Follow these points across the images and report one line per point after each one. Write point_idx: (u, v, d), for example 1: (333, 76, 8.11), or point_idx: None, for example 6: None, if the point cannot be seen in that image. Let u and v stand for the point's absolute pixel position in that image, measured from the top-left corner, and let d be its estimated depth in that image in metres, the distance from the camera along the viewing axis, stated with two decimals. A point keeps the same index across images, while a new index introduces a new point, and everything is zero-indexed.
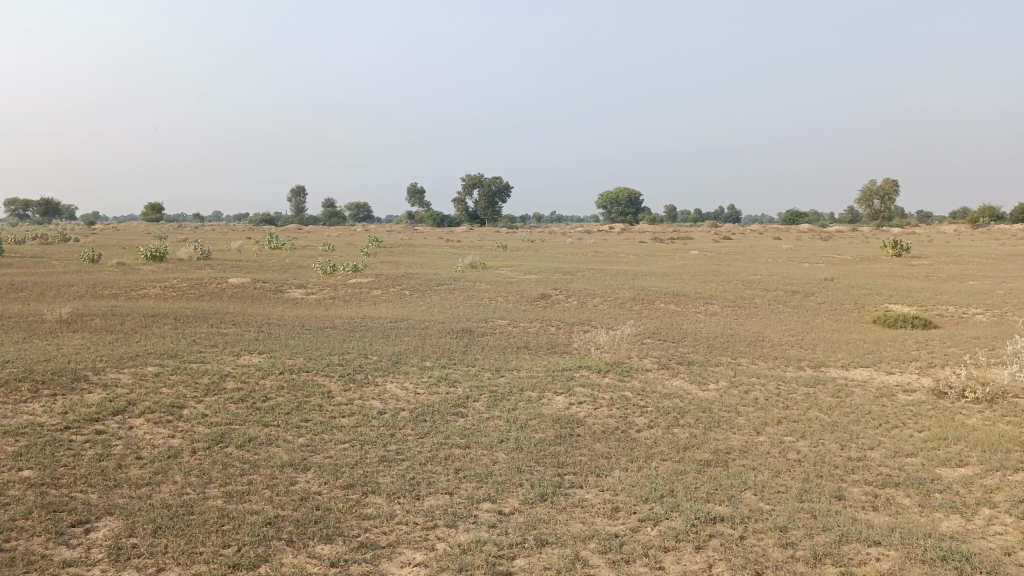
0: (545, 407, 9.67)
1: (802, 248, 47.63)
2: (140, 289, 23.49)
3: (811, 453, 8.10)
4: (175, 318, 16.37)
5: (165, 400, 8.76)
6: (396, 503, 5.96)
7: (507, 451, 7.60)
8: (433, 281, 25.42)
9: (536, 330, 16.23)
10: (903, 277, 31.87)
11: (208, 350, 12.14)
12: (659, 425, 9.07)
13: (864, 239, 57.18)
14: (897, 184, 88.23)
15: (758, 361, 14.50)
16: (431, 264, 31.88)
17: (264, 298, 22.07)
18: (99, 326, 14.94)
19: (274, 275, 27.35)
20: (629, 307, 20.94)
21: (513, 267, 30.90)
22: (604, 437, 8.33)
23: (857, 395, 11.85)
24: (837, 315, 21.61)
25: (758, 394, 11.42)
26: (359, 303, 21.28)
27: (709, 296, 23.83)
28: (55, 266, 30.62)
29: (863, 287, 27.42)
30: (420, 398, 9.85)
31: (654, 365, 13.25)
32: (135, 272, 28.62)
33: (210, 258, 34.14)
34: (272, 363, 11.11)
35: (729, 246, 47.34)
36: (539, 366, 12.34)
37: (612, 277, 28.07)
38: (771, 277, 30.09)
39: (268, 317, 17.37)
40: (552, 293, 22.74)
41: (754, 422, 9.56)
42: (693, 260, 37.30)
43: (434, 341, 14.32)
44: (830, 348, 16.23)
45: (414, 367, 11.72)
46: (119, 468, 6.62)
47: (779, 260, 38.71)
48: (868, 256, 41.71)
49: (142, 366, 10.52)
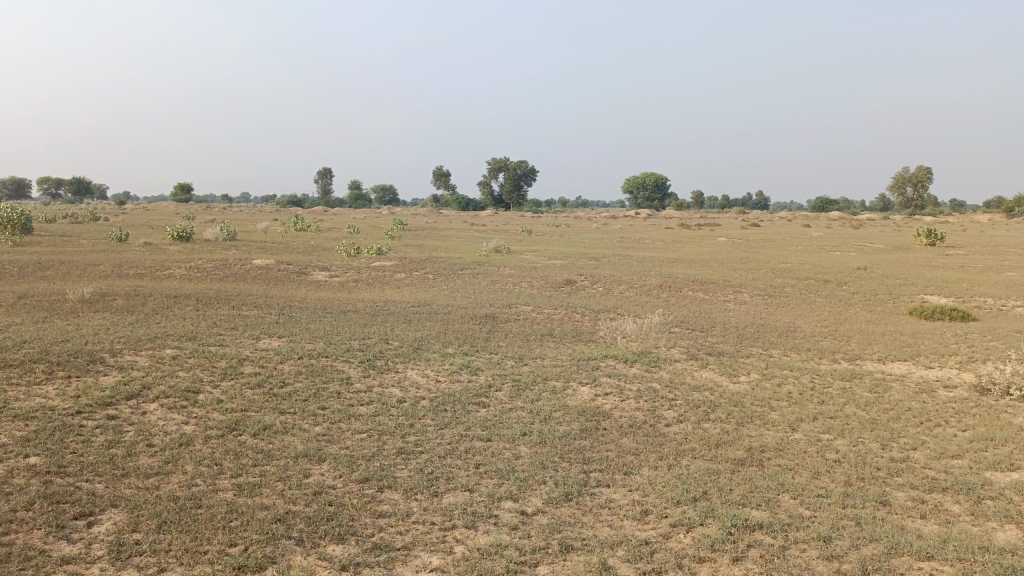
0: (570, 398, 9.33)
1: (834, 235, 46.67)
2: (164, 269, 23.48)
3: (850, 453, 7.69)
4: (198, 300, 16.24)
5: (180, 384, 8.54)
6: (413, 501, 5.66)
7: (530, 445, 7.29)
8: (457, 265, 25.16)
9: (561, 317, 15.87)
10: (938, 267, 31.00)
11: (227, 333, 11.94)
12: (689, 419, 8.69)
13: (895, 227, 56.05)
14: (931, 172, 86.25)
15: (790, 353, 14.03)
16: (455, 248, 31.54)
17: (287, 281, 21.91)
18: (121, 306, 14.82)
19: (298, 257, 27.19)
20: (656, 294, 20.50)
21: (538, 252, 30.48)
22: (632, 432, 7.98)
23: (895, 390, 11.36)
24: (871, 305, 21.00)
25: (791, 388, 10.99)
26: (382, 287, 21.05)
27: (738, 284, 23.27)
28: (82, 245, 30.79)
29: (898, 277, 26.67)
30: (441, 386, 9.55)
31: (682, 355, 12.86)
32: (161, 252, 28.68)
33: (235, 239, 34.16)
34: (291, 348, 10.86)
35: (757, 234, 46.45)
36: (564, 355, 12.00)
37: (638, 263, 27.60)
38: (801, 265, 29.41)
39: (290, 300, 17.17)
40: (577, 279, 22.34)
41: (788, 418, 9.15)
42: (721, 247, 36.67)
43: (457, 327, 14.00)
44: (865, 340, 15.70)
45: (436, 353, 11.44)
46: (128, 456, 6.40)
47: (810, 248, 37.87)
48: (900, 245, 40.78)
49: (160, 349, 10.33)
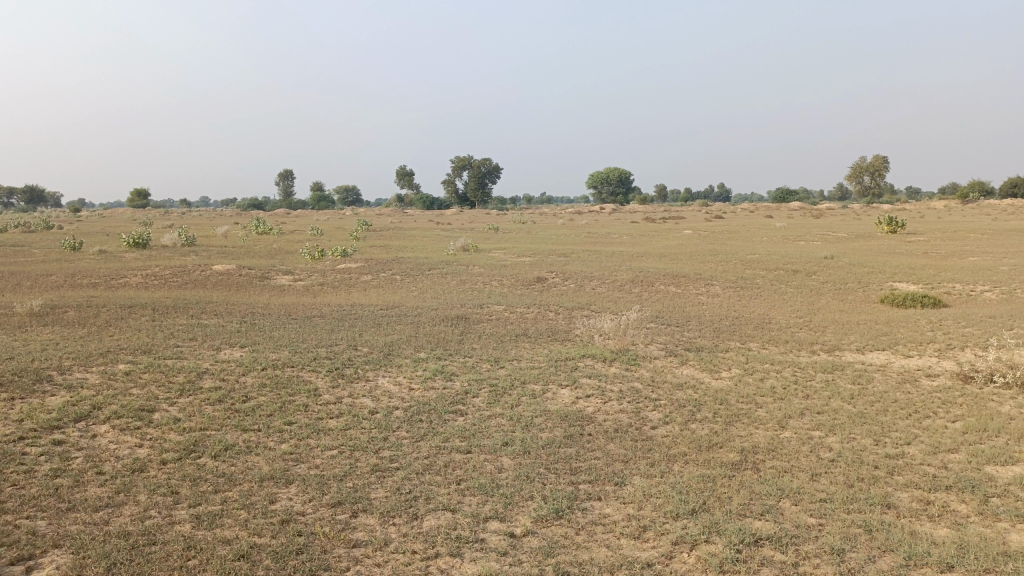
0: (550, 402, 8.92)
1: (797, 225, 46.97)
2: (120, 278, 22.58)
3: (845, 451, 7.40)
4: (155, 309, 15.53)
5: (133, 403, 7.96)
6: (390, 527, 5.20)
7: (513, 456, 6.86)
8: (425, 265, 24.63)
9: (534, 316, 15.46)
10: (902, 254, 31.21)
11: (185, 344, 11.31)
12: (676, 421, 8.33)
13: (856, 216, 56.70)
14: (887, 161, 87.66)
15: (768, 346, 13.78)
16: (422, 247, 31.00)
17: (250, 286, 21.20)
18: (72, 318, 14.06)
19: (260, 261, 26.44)
20: (629, 289, 20.20)
21: (506, 249, 30.07)
22: (618, 437, 7.59)
23: (878, 381, 11.14)
24: (842, 294, 20.94)
25: (775, 383, 10.69)
26: (348, 290, 20.45)
27: (710, 277, 23.09)
28: (34, 255, 29.63)
29: (865, 265, 26.75)
30: (415, 395, 9.07)
31: (661, 352, 12.53)
32: (116, 260, 27.66)
33: (194, 244, 33.18)
34: (254, 358, 10.29)
35: (722, 225, 46.57)
36: (540, 356, 11.59)
37: (608, 258, 27.34)
38: (770, 256, 29.36)
39: (253, 307, 16.52)
40: (548, 276, 21.96)
41: (776, 415, 8.84)
42: (688, 240, 36.61)
43: (428, 330, 13.49)
44: (841, 330, 15.54)
45: (408, 359, 10.95)
46: (75, 486, 5.84)
47: (775, 239, 37.97)
48: (863, 233, 41.14)
49: (113, 365, 9.69)
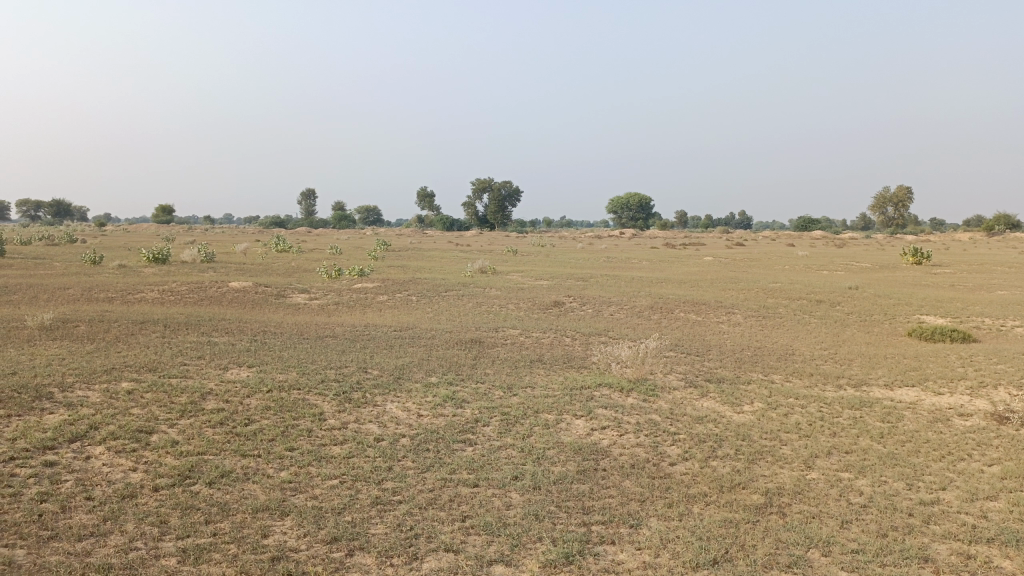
0: (564, 434, 8.54)
1: (820, 254, 46.25)
2: (136, 293, 22.47)
3: (875, 496, 6.97)
4: (167, 325, 15.34)
5: (132, 424, 7.68)
6: (388, 568, 4.86)
7: (522, 492, 6.50)
8: (441, 287, 24.35)
9: (550, 342, 15.09)
10: (928, 286, 30.56)
11: (192, 363, 11.05)
12: (696, 457, 7.92)
13: (880, 246, 55.98)
14: (911, 191, 86.81)
15: (791, 379, 13.31)
16: (439, 269, 30.82)
17: (264, 304, 21.01)
18: (83, 333, 13.88)
19: (277, 280, 26.29)
20: (647, 316, 19.79)
21: (524, 272, 29.80)
22: (634, 474, 7.21)
23: (908, 420, 10.65)
24: (868, 326, 20.39)
25: (799, 419, 10.24)
26: (362, 310, 20.20)
27: (731, 305, 22.62)
28: (54, 268, 29.73)
29: (891, 297, 26.13)
30: (424, 422, 8.73)
31: (681, 382, 12.11)
32: (135, 275, 27.64)
33: (214, 261, 33.17)
34: (261, 379, 10.01)
35: (743, 253, 46.07)
36: (555, 384, 11.22)
37: (627, 284, 26.95)
38: (792, 285, 28.83)
39: (265, 325, 16.30)
40: (565, 300, 21.60)
41: (800, 454, 8.41)
42: (709, 267, 36.15)
43: (440, 354, 13.17)
44: (868, 364, 15.02)
45: (418, 384, 10.62)
46: (61, 512, 5.54)
47: (797, 268, 37.42)
48: (888, 264, 40.45)
49: (116, 383, 9.43)
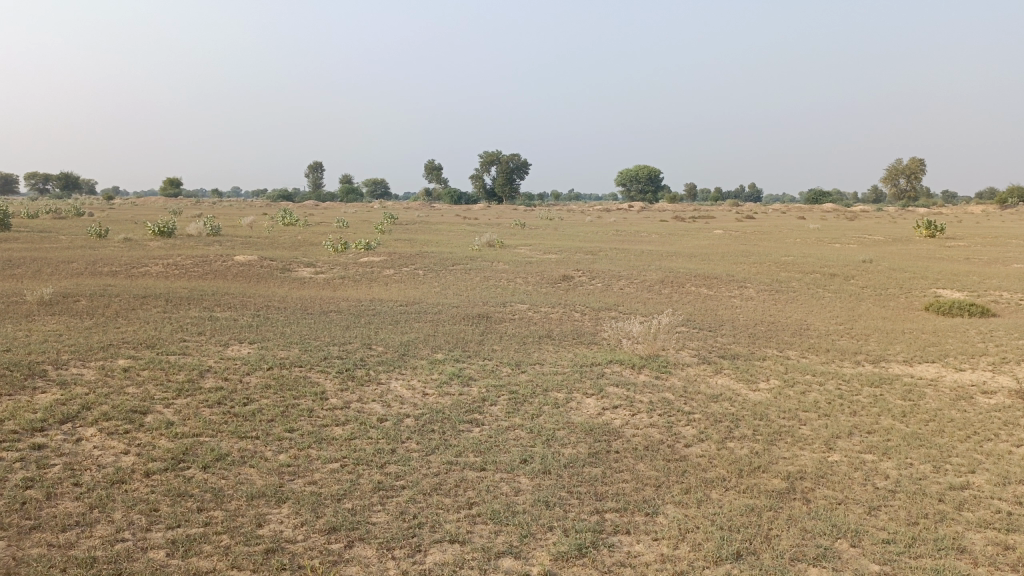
0: (574, 414, 8.23)
1: (831, 227, 45.63)
2: (141, 267, 22.22)
3: (902, 480, 6.65)
4: (169, 300, 15.07)
5: (126, 404, 7.40)
6: (391, 561, 4.58)
7: (532, 477, 6.20)
8: (448, 260, 24.01)
9: (559, 317, 14.74)
10: (942, 259, 30.00)
11: (192, 339, 10.76)
12: (711, 438, 7.60)
13: (892, 219, 55.10)
14: (924, 163, 85.66)
15: (808, 355, 12.94)
16: (446, 242, 30.43)
17: (269, 278, 20.71)
18: (83, 308, 13.61)
19: (282, 253, 25.99)
20: (658, 290, 19.41)
21: (533, 246, 29.36)
22: (648, 456, 6.89)
23: (930, 398, 10.29)
24: (883, 300, 19.97)
25: (817, 397, 9.89)
26: (368, 285, 19.90)
27: (743, 279, 22.20)
28: (60, 241, 29.51)
29: (906, 270, 25.61)
30: (429, 401, 8.43)
31: (694, 359, 11.77)
32: (140, 249, 27.40)
33: (220, 234, 32.90)
34: (262, 356, 9.72)
35: (753, 226, 45.55)
36: (565, 360, 10.90)
37: (637, 257, 26.58)
38: (805, 258, 28.36)
39: (269, 300, 16.00)
40: (574, 274, 21.24)
41: (821, 434, 8.08)
42: (720, 240, 35.68)
43: (447, 329, 12.85)
44: (885, 339, 14.64)
45: (424, 360, 10.32)
46: (46, 500, 5.27)
47: (809, 240, 36.89)
48: (901, 236, 39.88)
49: (112, 360, 9.15)
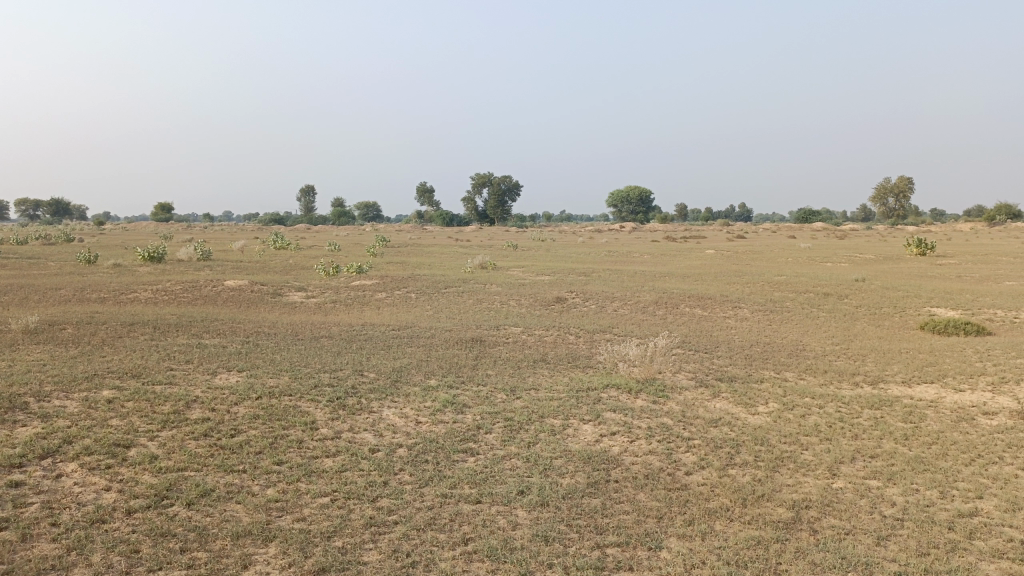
0: (571, 441, 8.03)
1: (823, 246, 45.70)
2: (130, 293, 21.97)
3: (909, 507, 6.47)
4: (157, 327, 14.82)
5: (109, 437, 7.17)
6: None
7: (529, 509, 6.00)
8: (441, 283, 23.84)
9: (554, 340, 14.55)
10: (935, 277, 30.01)
11: (179, 368, 10.52)
12: (712, 466, 7.41)
13: (882, 237, 55.26)
14: (912, 182, 86.22)
15: (805, 377, 12.78)
16: (438, 265, 30.27)
17: (260, 303, 20.47)
18: (69, 336, 13.36)
19: (273, 277, 25.78)
20: (652, 312, 19.27)
21: (525, 267, 29.24)
22: (649, 485, 6.70)
23: (931, 420, 10.13)
24: (878, 319, 19.87)
25: (818, 420, 9.71)
26: (360, 309, 19.70)
27: (737, 299, 22.09)
28: (48, 268, 29.24)
29: (899, 289, 25.53)
30: (422, 430, 8.21)
31: (691, 382, 11.60)
32: (129, 274, 27.15)
33: (210, 259, 32.68)
34: (250, 385, 9.49)
35: (745, 246, 45.59)
36: (560, 385, 10.70)
37: (631, 278, 26.49)
38: (799, 277, 28.31)
39: (259, 326, 15.77)
40: (568, 296, 21.09)
41: (823, 460, 7.90)
42: (712, 260, 35.69)
43: (440, 354, 12.65)
44: (882, 359, 14.51)
45: (417, 387, 10.10)
46: (21, 542, 5.03)
47: (801, 259, 36.89)
48: (892, 254, 39.93)
49: (96, 391, 8.91)
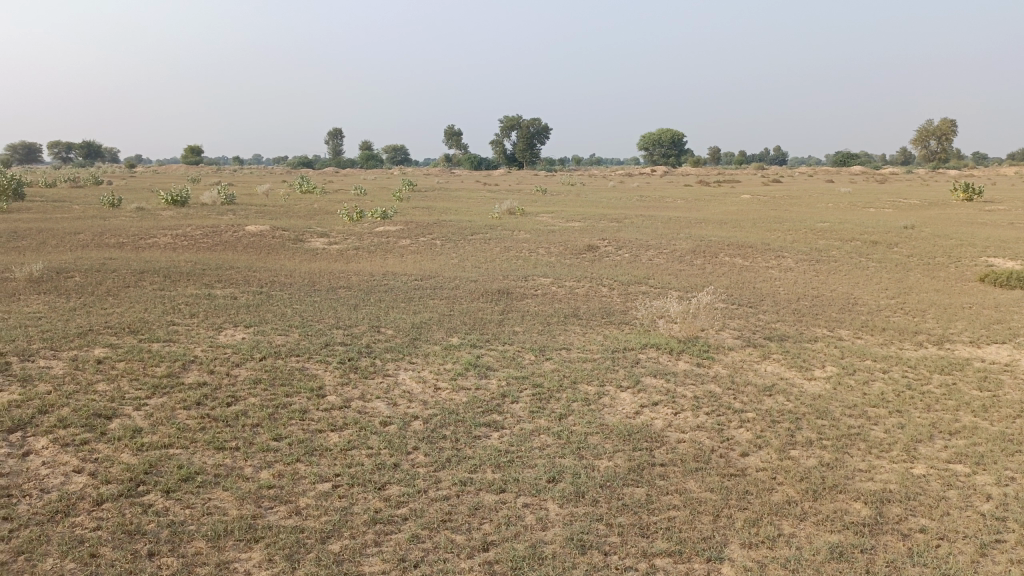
0: (608, 414, 7.11)
1: (865, 190, 43.74)
2: (149, 237, 21.29)
3: (1009, 501, 5.50)
4: (169, 276, 14.07)
5: (90, 406, 6.38)
6: None
7: (562, 502, 5.12)
8: (467, 229, 22.88)
9: (586, 292, 13.58)
10: (986, 225, 28.34)
11: (182, 323, 9.72)
12: (771, 445, 6.47)
13: (923, 181, 52.98)
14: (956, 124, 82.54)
15: (861, 335, 11.70)
16: (465, 210, 29.22)
17: (280, 250, 19.68)
18: (77, 286, 12.65)
19: (296, 222, 25.08)
20: (690, 261, 18.16)
21: (555, 213, 28.09)
22: (700, 471, 5.79)
23: (1010, 388, 9.04)
24: (932, 271, 18.54)
25: (883, 388, 8.68)
26: (384, 256, 18.83)
27: (779, 247, 20.85)
28: (71, 211, 28.73)
29: (951, 237, 24.04)
30: (441, 398, 7.34)
31: (737, 341, 10.60)
32: (151, 218, 26.51)
33: (234, 203, 31.92)
34: (256, 344, 8.67)
35: (782, 190, 43.78)
36: (595, 345, 9.77)
37: (665, 225, 25.29)
38: (843, 224, 26.86)
39: (276, 274, 14.98)
40: (599, 244, 20.04)
41: (898, 438, 6.91)
42: (748, 205, 34.29)
43: (464, 308, 11.77)
44: (943, 316, 13.33)
45: (437, 346, 9.22)
46: None
47: (843, 205, 35.25)
48: (937, 200, 38.01)
49: (88, 350, 8.13)
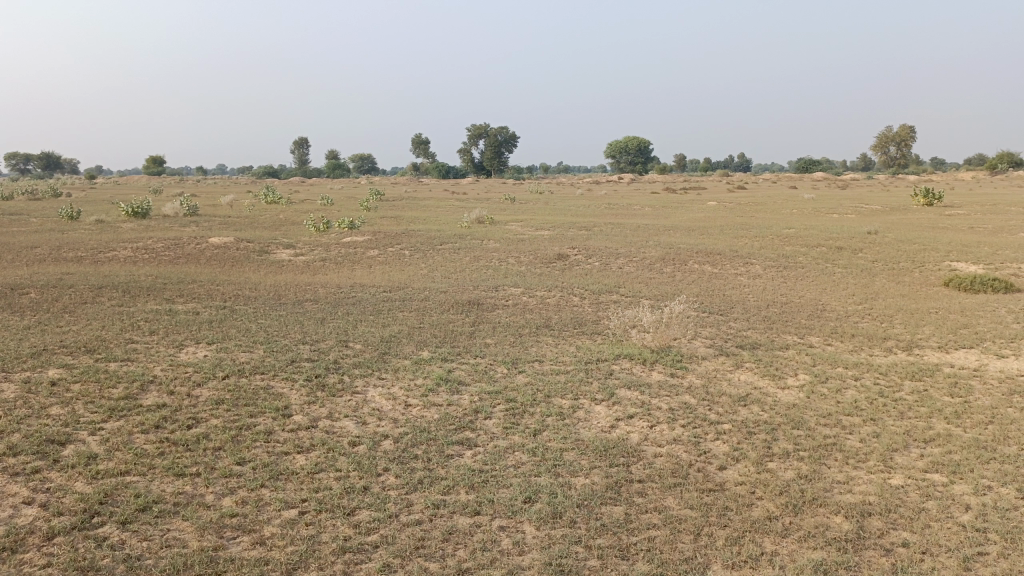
0: (583, 428, 6.97)
1: (828, 195, 44.35)
2: (108, 251, 20.74)
3: (988, 511, 5.46)
4: (129, 291, 13.66)
5: (42, 432, 6.08)
6: None
7: (539, 523, 4.96)
8: (436, 239, 22.66)
9: (557, 302, 13.45)
10: (947, 229, 28.83)
11: (142, 340, 9.39)
12: (749, 458, 6.37)
13: (885, 186, 53.94)
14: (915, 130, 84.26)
15: (832, 342, 11.72)
16: (433, 220, 29.00)
17: (245, 262, 19.30)
18: (32, 302, 12.20)
19: (261, 233, 24.65)
20: (660, 269, 18.13)
21: (524, 222, 27.98)
22: (678, 487, 5.67)
23: (980, 393, 9.07)
24: (897, 276, 18.74)
25: (856, 395, 8.66)
26: (351, 268, 18.54)
27: (747, 254, 20.94)
28: (28, 224, 27.95)
29: (914, 241, 24.39)
30: (412, 415, 7.14)
31: (710, 350, 10.54)
32: (111, 231, 25.88)
33: (197, 214, 31.32)
34: (219, 362, 8.39)
35: (748, 196, 44.22)
36: (568, 356, 9.63)
37: (634, 232, 25.31)
38: (809, 230, 27.12)
39: (241, 288, 14.63)
40: (569, 252, 19.97)
41: (874, 447, 6.86)
42: (716, 212, 34.51)
43: (434, 320, 11.56)
44: (911, 321, 13.42)
45: (407, 361, 9.01)
46: None
47: (808, 211, 35.66)
48: (898, 205, 38.64)
49: (41, 372, 7.78)
